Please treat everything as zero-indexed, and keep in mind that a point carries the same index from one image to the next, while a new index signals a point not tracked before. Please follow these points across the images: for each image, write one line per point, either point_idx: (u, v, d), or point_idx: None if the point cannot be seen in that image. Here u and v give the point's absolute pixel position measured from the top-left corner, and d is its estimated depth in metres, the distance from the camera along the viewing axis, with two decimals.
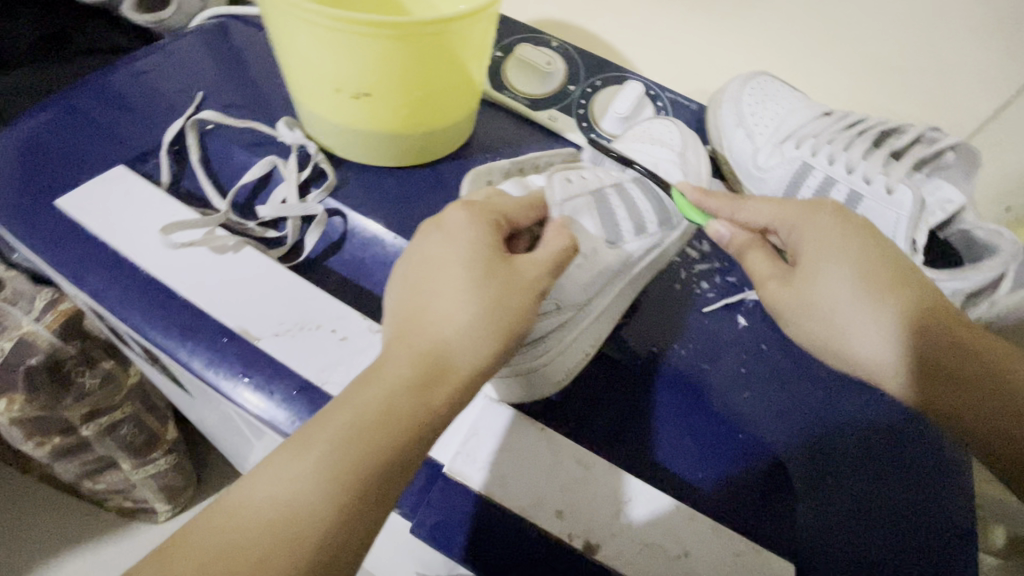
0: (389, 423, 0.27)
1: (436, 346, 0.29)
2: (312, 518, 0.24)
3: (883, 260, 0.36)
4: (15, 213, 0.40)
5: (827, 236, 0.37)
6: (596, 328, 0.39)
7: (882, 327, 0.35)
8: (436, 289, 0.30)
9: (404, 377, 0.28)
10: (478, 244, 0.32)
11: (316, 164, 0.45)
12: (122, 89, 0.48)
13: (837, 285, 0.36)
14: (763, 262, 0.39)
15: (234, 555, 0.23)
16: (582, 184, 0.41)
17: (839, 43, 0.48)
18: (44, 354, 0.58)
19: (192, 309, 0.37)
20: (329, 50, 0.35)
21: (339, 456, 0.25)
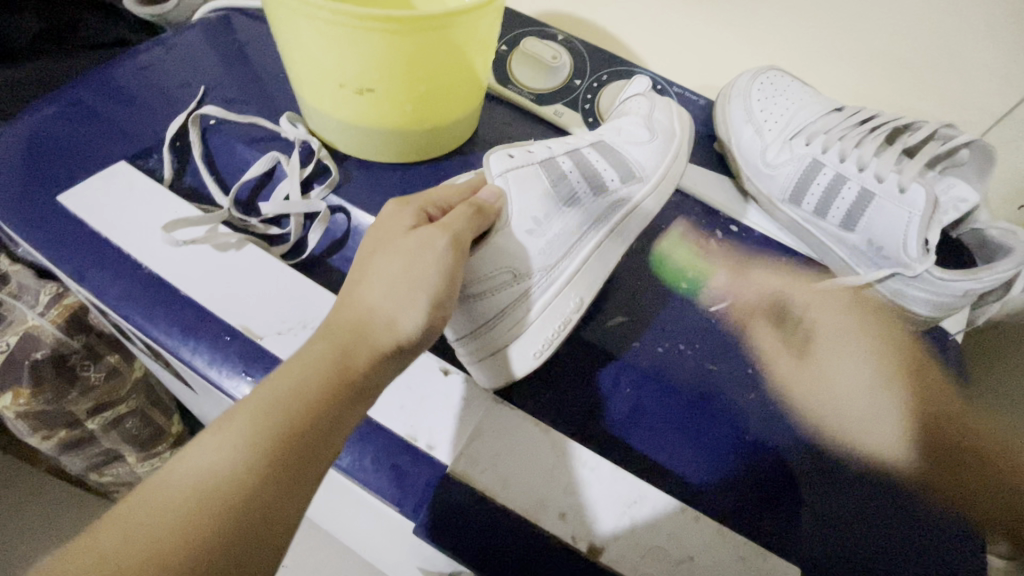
0: (308, 387, 0.26)
1: (352, 323, 0.29)
2: (236, 488, 0.23)
3: (902, 371, 0.41)
4: (18, 209, 0.40)
5: (839, 321, 0.43)
6: (574, 291, 0.41)
7: (894, 410, 0.39)
8: (367, 276, 0.31)
9: (322, 351, 0.28)
10: (394, 226, 0.32)
11: (319, 160, 0.45)
12: (124, 83, 0.47)
13: (851, 372, 0.41)
14: (769, 335, 0.42)
15: (156, 527, 0.22)
16: (525, 157, 0.40)
17: (852, 36, 0.47)
18: (49, 349, 0.59)
19: (196, 307, 0.37)
20: (332, 45, 0.35)
21: (259, 423, 0.25)
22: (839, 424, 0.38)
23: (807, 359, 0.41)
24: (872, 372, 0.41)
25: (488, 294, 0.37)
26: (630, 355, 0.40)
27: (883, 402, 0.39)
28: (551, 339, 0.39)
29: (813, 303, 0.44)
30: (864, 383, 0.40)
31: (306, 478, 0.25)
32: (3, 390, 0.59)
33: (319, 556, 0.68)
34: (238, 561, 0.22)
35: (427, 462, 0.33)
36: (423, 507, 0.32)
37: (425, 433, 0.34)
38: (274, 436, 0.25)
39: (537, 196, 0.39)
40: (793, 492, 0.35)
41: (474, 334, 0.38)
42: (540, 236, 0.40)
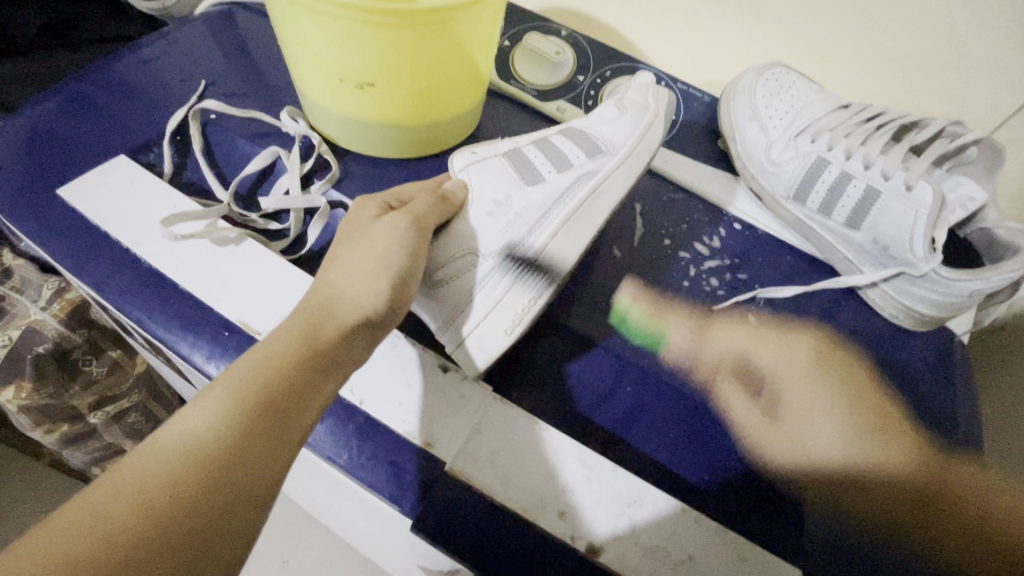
0: (285, 357, 0.28)
1: (322, 303, 0.31)
2: (221, 448, 0.24)
3: (857, 408, 0.38)
4: (19, 203, 0.40)
5: (807, 391, 0.39)
6: (545, 263, 0.39)
7: (884, 459, 0.35)
8: (334, 262, 0.33)
9: (297, 327, 0.29)
10: (366, 218, 0.35)
11: (319, 155, 0.45)
12: (125, 77, 0.47)
13: (823, 427, 0.37)
14: (744, 403, 0.38)
15: (142, 487, 0.23)
16: (490, 151, 0.42)
17: (860, 31, 0.46)
18: (52, 343, 0.60)
19: (196, 302, 0.37)
20: (332, 38, 0.34)
21: (240, 389, 0.26)
22: (789, 451, 0.36)
23: (778, 420, 0.37)
24: (881, 449, 0.36)
25: (454, 278, 0.38)
26: (632, 352, 0.39)
27: (887, 463, 0.35)
28: (520, 316, 0.37)
29: (775, 366, 0.40)
30: (871, 459, 0.35)
31: (288, 441, 0.26)
32: (5, 384, 0.59)
33: (319, 552, 0.68)
34: (226, 513, 0.23)
35: (425, 458, 0.33)
36: (421, 505, 0.32)
37: (425, 428, 0.33)
38: (255, 400, 0.26)
39: (497, 180, 0.40)
40: (794, 493, 0.35)
41: (446, 318, 0.38)
42: (502, 217, 0.39)
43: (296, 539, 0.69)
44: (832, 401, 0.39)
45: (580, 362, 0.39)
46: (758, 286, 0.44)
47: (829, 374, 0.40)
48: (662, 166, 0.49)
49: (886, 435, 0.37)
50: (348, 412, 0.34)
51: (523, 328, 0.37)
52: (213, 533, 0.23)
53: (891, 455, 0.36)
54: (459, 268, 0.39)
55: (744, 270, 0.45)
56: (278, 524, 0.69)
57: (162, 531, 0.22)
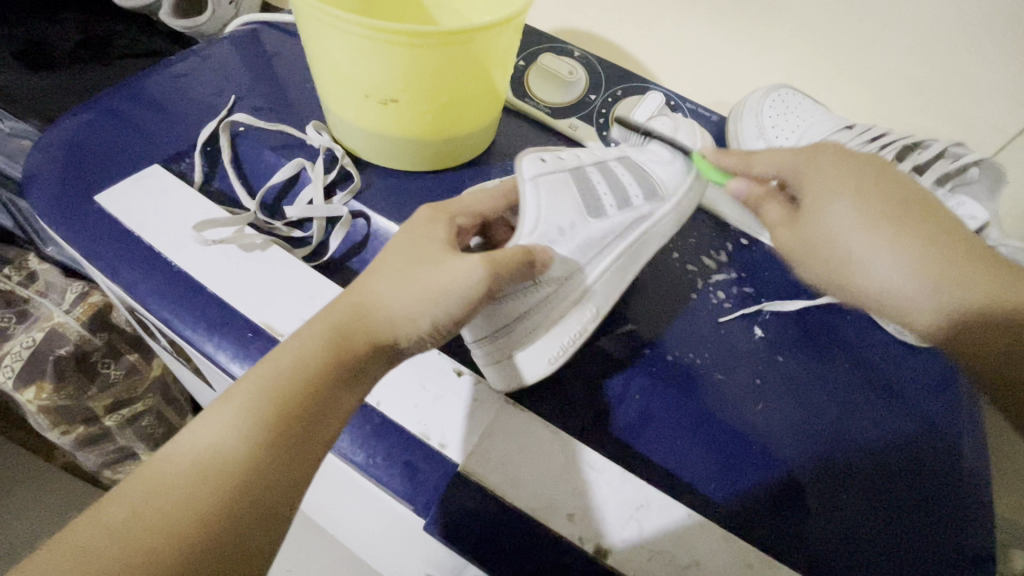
0: (304, 377, 0.28)
1: (371, 318, 0.30)
2: (239, 470, 0.26)
3: (913, 208, 0.34)
4: (57, 208, 0.42)
5: (832, 173, 0.35)
6: (594, 299, 0.41)
7: (902, 260, 0.33)
8: (392, 288, 0.31)
9: (329, 343, 0.29)
10: (426, 239, 0.33)
11: (342, 167, 0.46)
12: (159, 91, 0.50)
13: (838, 214, 0.35)
14: (776, 211, 0.40)
15: (169, 507, 0.24)
16: (556, 164, 0.43)
17: (863, 56, 0.48)
18: (72, 345, 0.62)
19: (221, 304, 0.38)
20: (360, 56, 0.36)
21: (254, 413, 0.27)
22: (835, 263, 0.36)
23: (802, 216, 0.38)
24: (916, 240, 0.33)
25: (510, 300, 0.38)
26: (640, 361, 0.40)
27: (922, 272, 0.32)
28: (565, 347, 0.39)
29: (782, 164, 0.38)
30: (895, 250, 0.33)
31: (305, 460, 0.27)
32: (28, 383, 0.61)
33: (323, 561, 0.69)
34: (251, 524, 0.26)
35: (440, 459, 0.34)
36: (434, 504, 0.32)
37: (439, 431, 0.34)
38: (272, 422, 0.27)
39: (565, 205, 0.41)
40: (801, 502, 0.35)
41: (491, 334, 0.38)
42: (566, 244, 0.41)
43: (302, 548, 0.69)
44: (863, 180, 0.35)
45: (612, 378, 0.39)
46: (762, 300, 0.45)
47: (834, 387, 0.40)
48: None
49: (930, 232, 0.33)
50: (366, 414, 0.35)
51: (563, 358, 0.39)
52: (238, 542, 0.25)
53: (949, 268, 0.32)
54: (516, 293, 0.38)
55: (749, 284, 0.46)
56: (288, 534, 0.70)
57: (185, 554, 0.24)
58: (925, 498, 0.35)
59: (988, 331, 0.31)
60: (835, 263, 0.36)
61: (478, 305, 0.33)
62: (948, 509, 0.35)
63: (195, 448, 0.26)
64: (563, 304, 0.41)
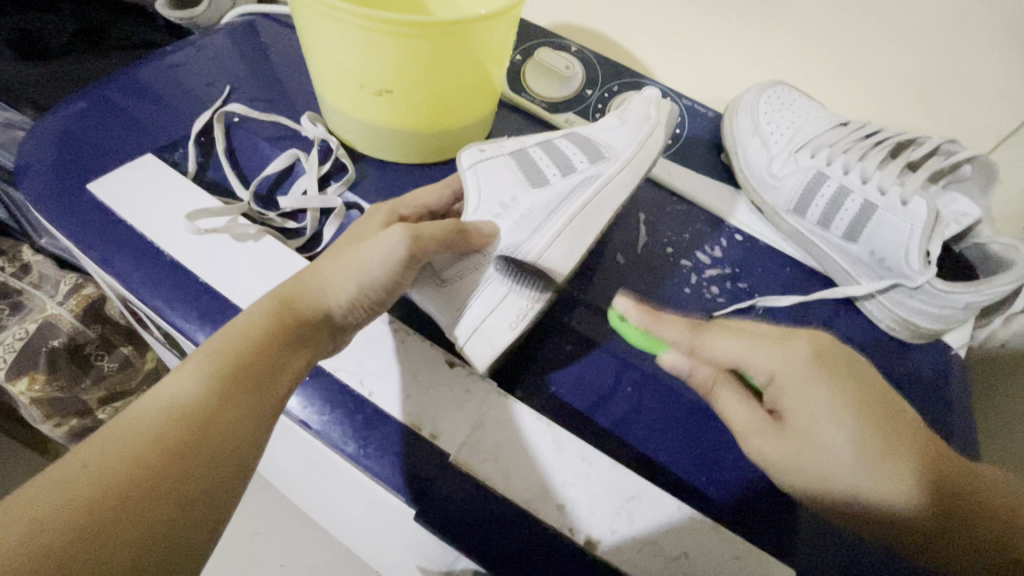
0: (261, 333, 0.29)
1: (305, 288, 0.31)
2: (197, 422, 0.25)
3: (877, 418, 0.30)
4: (50, 196, 0.42)
5: (809, 395, 0.30)
6: (549, 262, 0.39)
7: (900, 481, 0.28)
8: (326, 265, 0.33)
9: (279, 305, 0.30)
10: (368, 225, 0.36)
11: (337, 158, 0.46)
12: (154, 81, 0.50)
13: (829, 427, 0.30)
14: (741, 408, 0.32)
15: (130, 446, 0.24)
16: (496, 150, 0.43)
17: (859, 52, 0.48)
18: (65, 337, 0.62)
19: (214, 294, 0.38)
20: (354, 47, 0.36)
21: (215, 359, 0.27)
22: (801, 452, 0.30)
23: (784, 429, 0.31)
24: (872, 434, 0.29)
25: (460, 278, 0.39)
26: (633, 355, 0.40)
27: (885, 452, 0.28)
28: (525, 313, 0.37)
29: (773, 368, 0.31)
30: (851, 457, 0.29)
31: (267, 403, 0.28)
32: (20, 374, 0.61)
33: (317, 556, 0.69)
34: (215, 462, 0.25)
35: (431, 450, 0.34)
36: (425, 494, 0.33)
37: (430, 421, 0.34)
38: (233, 366, 0.28)
39: (506, 181, 0.42)
40: (793, 497, 0.35)
41: (452, 317, 0.38)
42: (508, 217, 0.41)
43: (296, 542, 0.70)
44: (829, 400, 0.30)
45: (600, 370, 0.39)
46: (756, 296, 0.45)
47: None
48: (668, 178, 0.50)
49: (897, 440, 0.29)
50: (357, 404, 0.35)
51: (527, 321, 0.37)
52: (202, 476, 0.25)
53: (889, 443, 0.29)
54: (466, 268, 0.39)
55: (744, 280, 0.46)
56: (282, 526, 0.71)
57: (148, 482, 0.23)
58: None
59: (987, 523, 0.28)
60: (802, 435, 0.30)
61: (408, 273, 0.33)
62: None
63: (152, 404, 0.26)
64: (517, 268, 0.39)
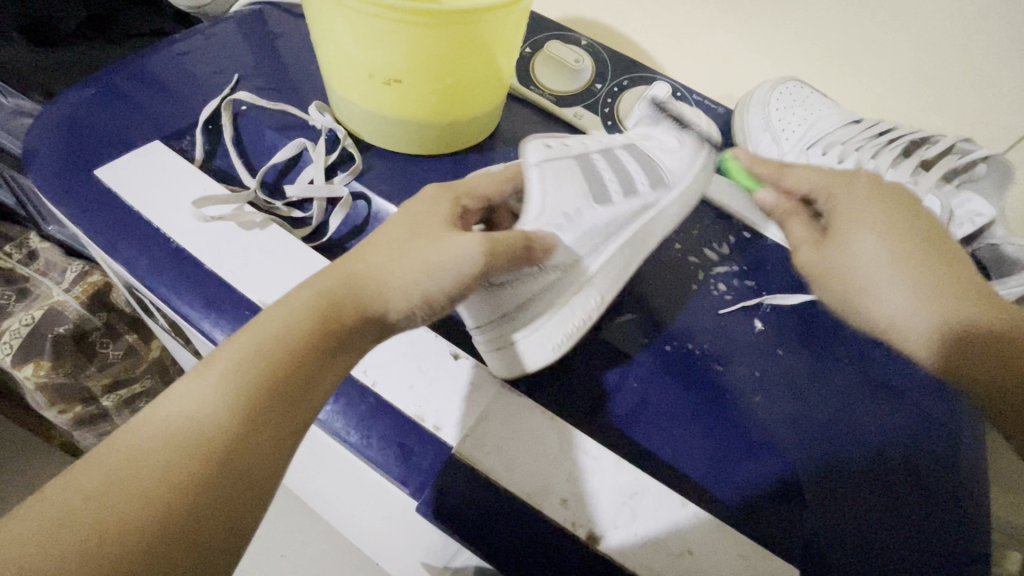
0: (278, 351, 0.27)
1: (361, 288, 0.30)
2: (215, 447, 0.25)
3: (919, 240, 0.36)
4: (56, 181, 0.42)
5: (859, 206, 0.38)
6: (598, 286, 0.41)
7: (919, 298, 0.34)
8: (385, 260, 0.31)
9: (325, 310, 0.29)
10: (417, 209, 0.34)
11: (344, 148, 0.46)
12: (160, 68, 0.49)
13: (869, 248, 0.36)
14: (801, 227, 0.41)
15: (141, 467, 0.24)
16: (561, 149, 0.42)
17: (875, 49, 0.47)
18: (71, 325, 0.63)
19: (219, 282, 0.38)
20: (363, 35, 0.36)
21: (239, 374, 0.26)
22: (838, 294, 0.38)
23: (828, 241, 0.39)
24: (930, 284, 0.34)
25: (509, 287, 0.37)
26: (640, 351, 0.40)
27: (935, 303, 0.34)
28: (570, 334, 0.39)
29: (831, 189, 0.40)
30: (912, 303, 0.34)
31: (289, 425, 0.27)
32: (25, 360, 0.61)
33: (319, 547, 0.70)
34: (234, 490, 0.25)
35: (435, 442, 0.34)
36: (428, 488, 0.32)
37: (434, 414, 0.34)
38: (258, 383, 0.26)
39: (571, 189, 0.40)
40: (799, 499, 0.35)
41: (492, 321, 0.38)
42: (571, 231, 0.39)
43: (298, 533, 0.70)
44: (881, 215, 0.37)
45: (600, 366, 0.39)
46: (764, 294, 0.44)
47: (835, 381, 0.40)
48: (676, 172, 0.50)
49: (953, 269, 0.34)
50: (361, 394, 0.35)
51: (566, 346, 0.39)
52: (217, 505, 0.24)
53: (928, 278, 0.34)
54: (517, 280, 0.37)
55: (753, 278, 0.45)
56: (282, 518, 0.71)
57: (163, 513, 0.23)
58: (923, 495, 0.35)
59: (1007, 376, 0.32)
60: (862, 285, 0.37)
61: (471, 287, 0.32)
62: (948, 511, 0.34)
63: (167, 424, 0.25)
64: (567, 292, 0.40)
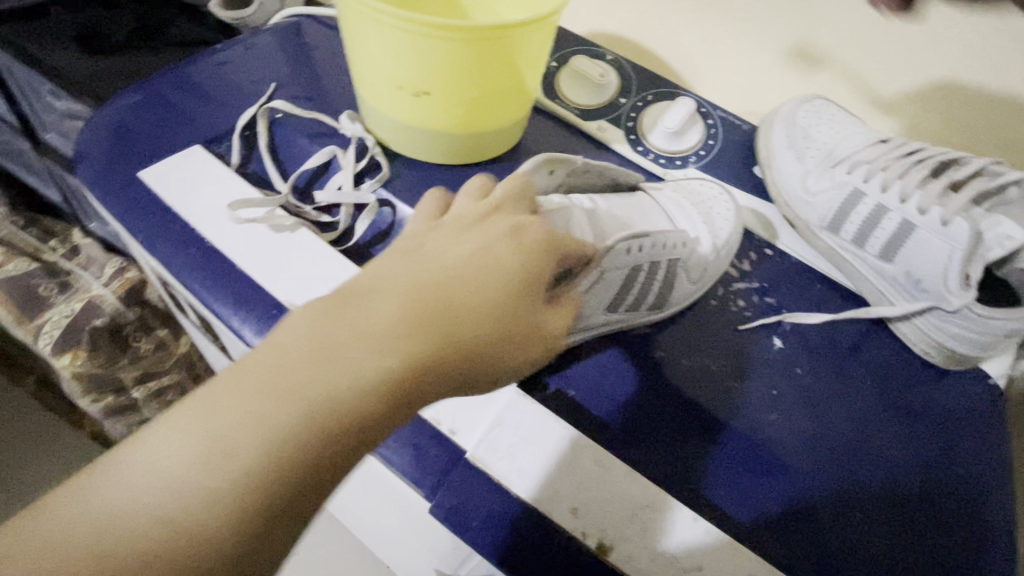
0: (368, 372, 0.24)
1: (457, 311, 0.26)
2: (277, 478, 0.22)
3: None
4: (102, 182, 0.44)
5: None
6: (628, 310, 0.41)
7: None
8: (483, 286, 0.28)
9: (374, 360, 0.24)
10: (519, 222, 0.30)
11: (372, 156, 0.48)
12: (202, 77, 0.52)
13: None
14: None
15: (208, 475, 0.22)
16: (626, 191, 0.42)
17: (904, 69, 0.47)
18: (107, 318, 0.67)
19: (250, 281, 0.40)
20: (395, 48, 0.37)
21: (322, 394, 0.23)
22: None
23: None
24: None
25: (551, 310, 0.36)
26: (652, 365, 0.40)
27: None
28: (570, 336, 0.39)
29: None
30: None
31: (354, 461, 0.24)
32: (64, 349, 0.65)
33: None
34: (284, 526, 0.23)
35: (449, 445, 0.34)
36: (439, 489, 0.33)
37: (449, 418, 0.35)
38: (337, 409, 0.23)
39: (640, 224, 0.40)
40: (813, 524, 0.34)
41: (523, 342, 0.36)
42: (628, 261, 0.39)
43: None
44: None
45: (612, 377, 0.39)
46: (785, 311, 0.43)
47: (853, 403, 0.39)
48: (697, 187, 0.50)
49: None
50: None
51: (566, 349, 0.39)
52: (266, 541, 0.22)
53: None
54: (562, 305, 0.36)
55: (773, 294, 0.44)
56: None
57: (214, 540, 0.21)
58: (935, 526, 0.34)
59: None
60: None
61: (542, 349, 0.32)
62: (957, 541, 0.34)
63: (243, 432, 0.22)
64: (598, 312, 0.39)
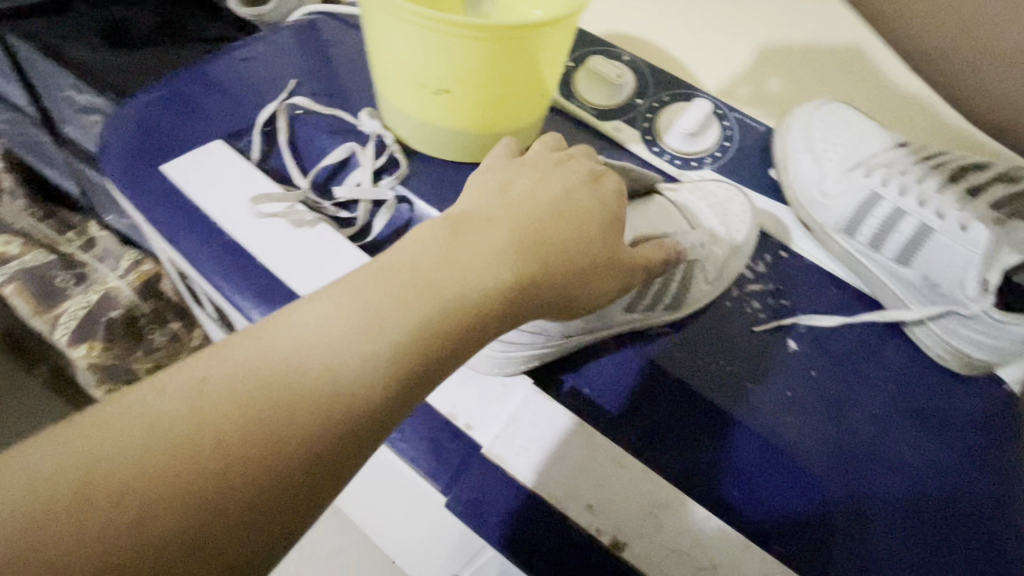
0: (500, 273, 0.28)
1: (554, 246, 0.31)
2: (410, 362, 0.25)
3: None
4: (127, 175, 0.45)
5: None
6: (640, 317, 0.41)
7: None
8: (573, 231, 0.33)
9: (497, 266, 0.28)
10: (585, 179, 0.36)
11: (390, 154, 0.48)
12: (224, 72, 0.53)
13: None
14: None
15: (351, 342, 0.24)
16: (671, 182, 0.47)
17: None
18: (123, 309, 0.69)
19: (270, 276, 0.40)
20: (418, 47, 0.38)
21: (464, 289, 0.27)
22: None
23: None
24: None
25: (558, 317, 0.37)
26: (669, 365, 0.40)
27: None
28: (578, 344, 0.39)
29: None
30: None
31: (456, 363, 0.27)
32: (81, 340, 0.66)
33: None
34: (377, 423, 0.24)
35: (466, 439, 0.35)
36: (456, 483, 0.33)
37: (465, 413, 0.36)
38: (475, 304, 0.27)
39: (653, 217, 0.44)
40: (829, 530, 0.34)
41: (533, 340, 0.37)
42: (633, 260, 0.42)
43: None
44: None
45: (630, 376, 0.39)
46: (800, 314, 0.43)
47: (870, 408, 0.39)
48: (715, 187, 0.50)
49: None
50: None
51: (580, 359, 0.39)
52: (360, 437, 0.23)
53: None
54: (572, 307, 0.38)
55: (787, 297, 0.44)
56: None
57: (337, 417, 0.23)
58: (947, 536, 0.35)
59: None
60: None
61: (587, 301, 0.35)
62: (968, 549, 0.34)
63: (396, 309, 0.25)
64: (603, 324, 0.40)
